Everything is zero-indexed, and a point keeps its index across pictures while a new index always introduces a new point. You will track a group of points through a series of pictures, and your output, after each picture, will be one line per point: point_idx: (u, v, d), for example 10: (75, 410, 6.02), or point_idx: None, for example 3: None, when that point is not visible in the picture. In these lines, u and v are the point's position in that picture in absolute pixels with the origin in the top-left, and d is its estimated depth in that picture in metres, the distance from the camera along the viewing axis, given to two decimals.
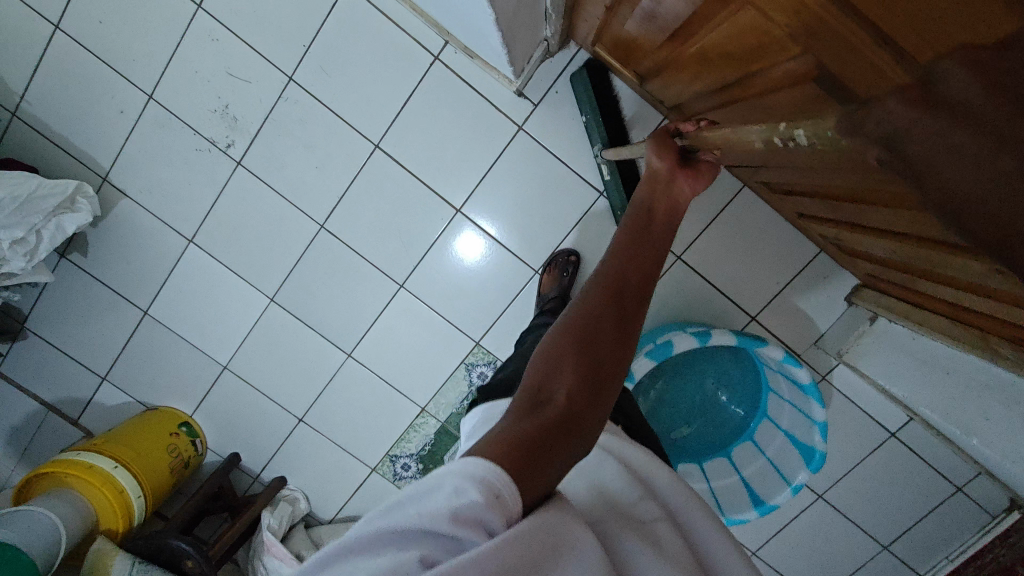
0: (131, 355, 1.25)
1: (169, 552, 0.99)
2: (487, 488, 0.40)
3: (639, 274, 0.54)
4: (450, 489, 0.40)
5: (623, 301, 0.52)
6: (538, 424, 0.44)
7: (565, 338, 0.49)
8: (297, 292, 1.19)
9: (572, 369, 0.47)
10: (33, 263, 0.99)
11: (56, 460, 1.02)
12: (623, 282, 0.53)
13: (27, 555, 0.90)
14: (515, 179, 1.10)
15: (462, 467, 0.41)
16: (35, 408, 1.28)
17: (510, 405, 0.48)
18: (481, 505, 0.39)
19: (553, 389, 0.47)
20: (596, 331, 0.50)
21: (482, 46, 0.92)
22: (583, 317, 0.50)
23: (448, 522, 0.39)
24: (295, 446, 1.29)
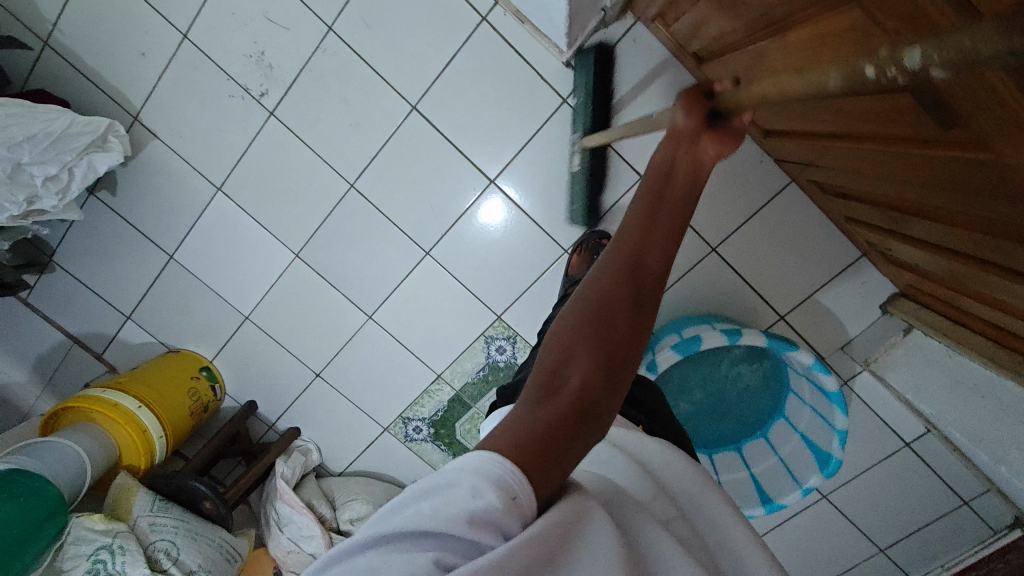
0: (155, 297, 1.26)
1: (186, 493, 1.02)
2: (503, 490, 0.39)
3: (657, 245, 0.50)
4: (467, 491, 0.39)
5: (641, 271, 0.49)
6: (551, 411, 0.43)
7: (580, 321, 0.47)
8: (322, 249, 1.18)
9: (586, 353, 0.46)
10: (65, 200, 0.98)
11: (82, 396, 1.05)
12: (639, 257, 0.49)
13: (54, 484, 0.91)
14: (553, 154, 1.06)
15: (478, 468, 0.40)
16: (61, 340, 1.31)
17: (522, 389, 0.46)
18: (500, 507, 0.39)
19: (567, 376, 0.45)
20: (611, 306, 0.47)
21: (541, 10, 0.87)
22: (599, 296, 0.48)
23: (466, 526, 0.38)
24: (312, 399, 1.31)
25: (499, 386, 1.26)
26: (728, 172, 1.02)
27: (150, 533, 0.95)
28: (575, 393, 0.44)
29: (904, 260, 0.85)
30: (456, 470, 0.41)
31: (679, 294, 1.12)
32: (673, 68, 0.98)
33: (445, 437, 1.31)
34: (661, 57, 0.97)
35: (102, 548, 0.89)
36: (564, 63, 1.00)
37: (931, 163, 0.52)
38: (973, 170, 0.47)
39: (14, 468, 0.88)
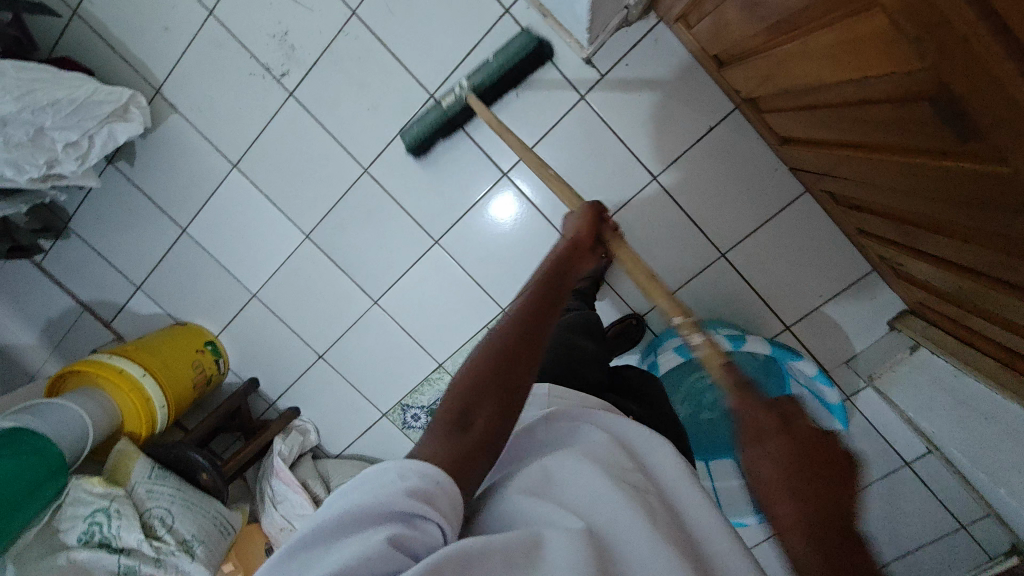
0: (165, 269, 1.27)
1: (184, 464, 1.04)
2: (429, 482, 0.45)
3: (548, 312, 0.60)
4: (400, 483, 0.45)
5: (537, 330, 0.57)
6: (461, 446, 0.49)
7: (486, 367, 0.53)
8: (333, 232, 1.19)
9: (493, 396, 0.52)
10: (84, 167, 1.00)
11: (88, 360, 1.06)
12: (535, 320, 0.58)
13: (57, 445, 0.92)
14: (567, 151, 1.06)
15: (406, 466, 0.46)
16: (72, 305, 1.33)
17: (432, 423, 0.51)
18: (426, 484, 0.45)
19: (474, 415, 0.51)
20: (512, 356, 0.54)
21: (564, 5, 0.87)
22: (498, 347, 0.55)
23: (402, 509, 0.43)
24: (313, 380, 1.32)
25: None
26: (741, 179, 1.02)
27: (146, 500, 0.95)
28: (482, 430, 0.50)
29: (916, 276, 0.84)
30: (386, 470, 0.46)
31: (685, 298, 1.12)
32: (693, 71, 0.97)
33: None
34: (682, 58, 0.97)
35: (99, 510, 0.90)
36: (584, 59, 0.99)
37: (946, 175, 0.52)
38: (978, 182, 0.48)
39: (17, 427, 0.89)
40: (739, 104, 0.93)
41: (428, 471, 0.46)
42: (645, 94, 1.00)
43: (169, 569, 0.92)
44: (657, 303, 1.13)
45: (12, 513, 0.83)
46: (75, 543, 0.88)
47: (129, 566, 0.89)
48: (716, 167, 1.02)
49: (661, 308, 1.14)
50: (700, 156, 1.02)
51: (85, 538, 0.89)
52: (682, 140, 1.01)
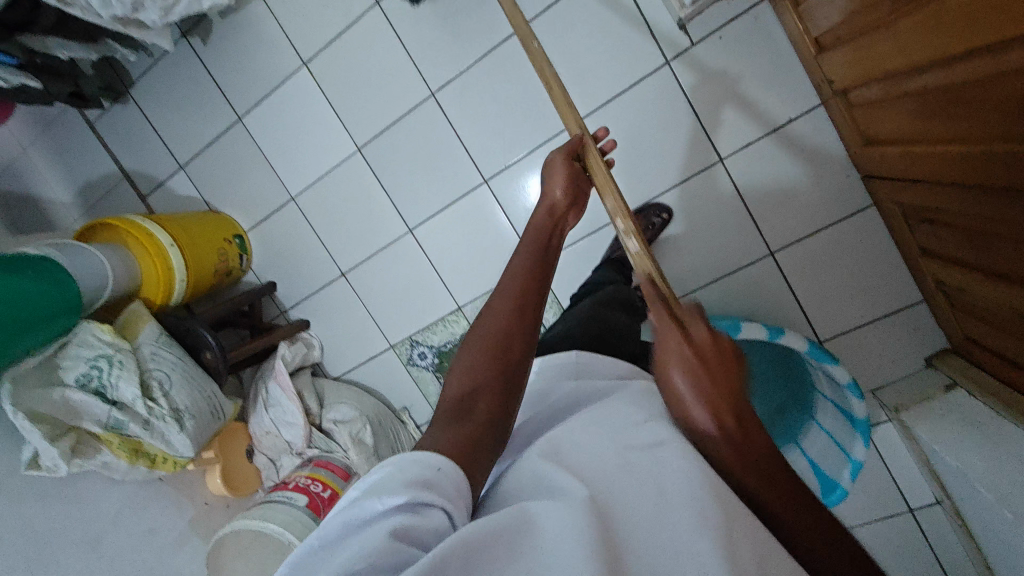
0: (211, 154, 1.27)
1: (191, 339, 1.03)
2: (425, 473, 0.40)
3: (532, 294, 0.58)
4: (394, 478, 0.39)
5: (524, 315, 0.56)
6: (467, 429, 0.47)
7: (483, 356, 0.52)
8: (385, 150, 1.17)
9: (491, 380, 0.51)
10: (164, 21, 1.00)
11: (121, 218, 1.05)
12: (517, 302, 0.57)
13: (78, 285, 0.91)
14: (639, 114, 1.03)
15: (396, 463, 0.41)
16: (113, 171, 1.33)
17: (435, 414, 0.50)
18: (424, 472, 0.40)
19: (476, 401, 0.49)
20: (500, 341, 0.54)
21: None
22: (495, 333, 0.54)
23: (400, 503, 0.37)
24: (330, 297, 1.30)
25: None
26: (809, 180, 0.99)
27: (149, 360, 0.94)
28: (487, 408, 0.49)
29: (975, 305, 0.81)
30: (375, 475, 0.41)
31: (723, 290, 1.09)
32: (786, 58, 0.95)
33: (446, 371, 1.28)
34: (778, 42, 0.94)
35: (102, 357, 0.88)
36: (678, 24, 0.97)
37: None
38: None
39: (43, 256, 0.89)
40: (827, 97, 0.91)
41: (420, 462, 0.41)
42: (731, 72, 0.97)
43: (156, 434, 0.92)
44: (694, 290, 1.10)
45: (24, 332, 0.81)
46: (73, 384, 0.87)
47: (119, 420, 0.88)
48: (786, 162, 0.99)
49: (696, 296, 1.11)
50: (773, 146, 0.99)
51: (83, 381, 0.87)
52: (758, 127, 0.99)
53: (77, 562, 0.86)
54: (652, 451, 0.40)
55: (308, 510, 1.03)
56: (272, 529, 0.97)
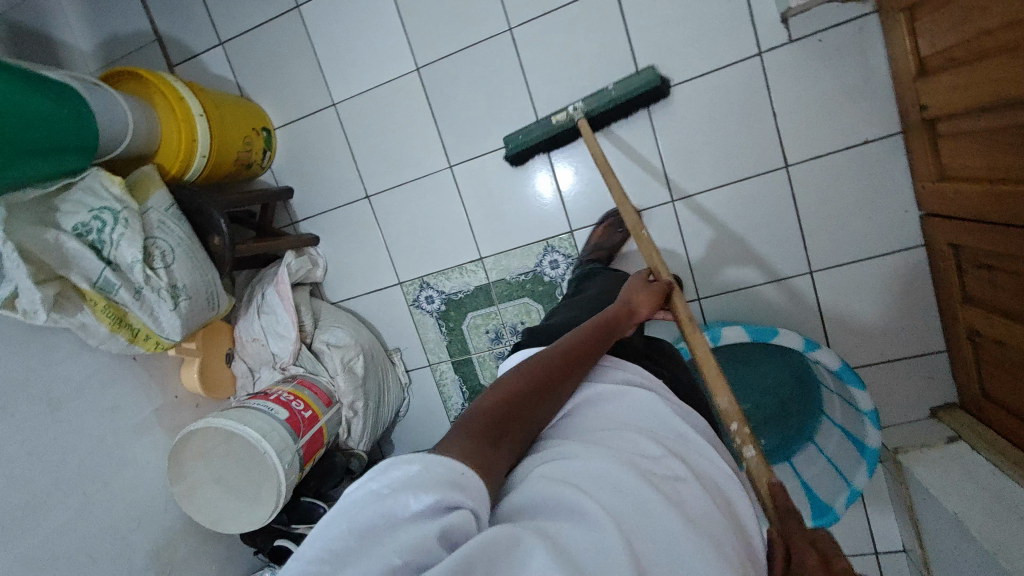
0: (256, 37, 1.18)
1: (201, 219, 0.96)
2: (453, 473, 0.43)
3: (579, 371, 0.64)
4: (428, 478, 0.41)
5: (563, 385, 0.61)
6: (492, 447, 0.50)
7: (524, 390, 0.57)
8: (445, 78, 1.11)
9: (520, 422, 0.55)
10: None
11: (154, 73, 0.97)
12: (568, 370, 0.62)
13: (98, 125, 0.83)
14: (716, 102, 1.00)
15: (425, 462, 0.42)
16: (146, 30, 1.23)
17: (469, 421, 0.52)
18: (450, 476, 0.42)
19: (507, 424, 0.53)
20: (540, 399, 0.58)
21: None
22: (540, 373, 0.60)
23: (440, 504, 0.40)
24: (347, 217, 1.24)
25: (532, 298, 1.18)
26: (867, 207, 0.98)
27: (155, 228, 0.85)
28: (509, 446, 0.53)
29: (1009, 360, 0.82)
30: (400, 466, 0.42)
31: (753, 298, 1.07)
32: (878, 78, 0.93)
33: (450, 321, 1.23)
34: (876, 60, 0.92)
35: (107, 210, 0.80)
36: (782, 16, 0.94)
37: None
38: None
39: (65, 85, 0.80)
40: (913, 125, 0.89)
41: (446, 461, 0.43)
42: (821, 80, 0.95)
43: (145, 307, 0.84)
44: (724, 291, 1.08)
45: (30, 154, 0.73)
46: (69, 231, 0.79)
47: (109, 282, 0.81)
48: (850, 185, 0.98)
49: (724, 297, 1.08)
50: (840, 166, 0.98)
51: (81, 231, 0.79)
52: (832, 142, 0.97)
53: (30, 420, 0.78)
54: (651, 484, 0.48)
55: (286, 424, 0.97)
56: (248, 433, 0.91)
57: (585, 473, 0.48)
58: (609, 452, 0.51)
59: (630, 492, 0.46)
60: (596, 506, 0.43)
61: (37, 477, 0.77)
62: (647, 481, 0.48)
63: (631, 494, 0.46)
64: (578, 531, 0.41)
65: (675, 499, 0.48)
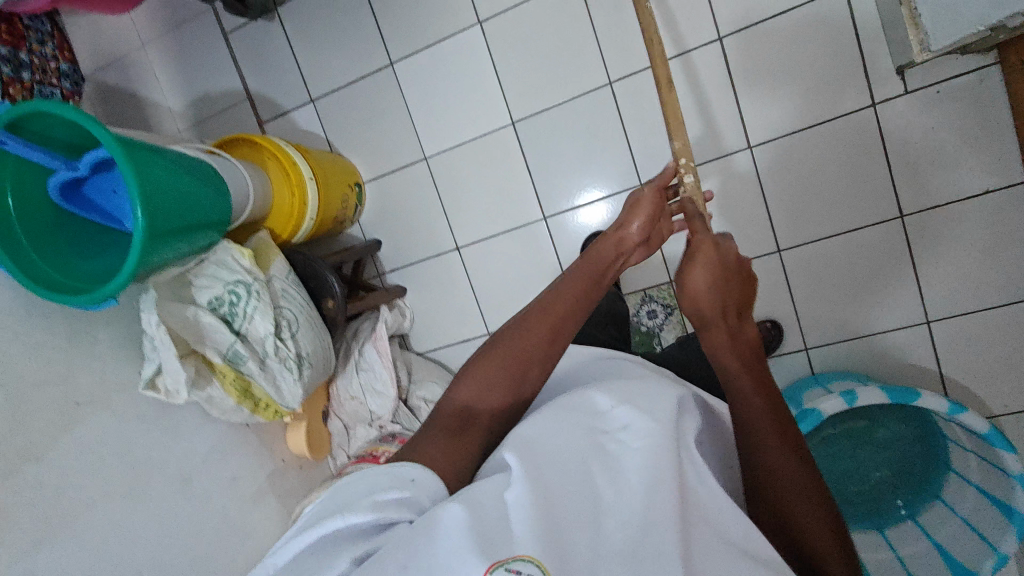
0: (349, 94, 1.19)
1: (315, 283, 0.95)
2: (398, 483, 0.51)
3: (560, 343, 0.63)
4: (367, 496, 0.49)
5: (538, 360, 0.62)
6: (457, 444, 0.58)
7: (492, 371, 0.61)
8: (541, 131, 1.11)
9: (493, 403, 0.61)
10: None
11: (267, 139, 0.98)
12: (545, 345, 0.62)
13: (229, 196, 0.83)
14: (826, 153, 0.99)
15: (368, 481, 0.51)
16: (236, 89, 1.24)
17: (441, 419, 0.61)
18: (393, 491, 0.50)
19: (475, 416, 0.60)
20: (513, 379, 0.62)
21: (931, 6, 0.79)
22: (510, 349, 0.62)
23: (377, 520, 0.47)
24: (436, 268, 1.23)
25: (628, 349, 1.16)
26: (987, 257, 0.96)
27: (280, 296, 0.85)
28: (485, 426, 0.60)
29: None
30: (350, 484, 0.51)
31: (866, 347, 1.04)
32: (1000, 128, 0.91)
33: None
34: (998, 112, 0.91)
35: (241, 283, 0.80)
36: (897, 69, 0.93)
37: None
38: None
39: (198, 159, 0.80)
40: None
41: (395, 475, 0.51)
42: (937, 132, 0.94)
43: (269, 376, 0.82)
44: (835, 342, 1.05)
45: (185, 232, 0.73)
46: (205, 306, 0.79)
47: (238, 354, 0.80)
48: (970, 234, 0.96)
49: (835, 347, 1.05)
50: (960, 215, 0.96)
51: (215, 304, 0.79)
52: (950, 192, 0.95)
53: (166, 500, 0.77)
54: (594, 446, 0.50)
55: None
56: None
57: (530, 426, 0.52)
58: (567, 421, 0.52)
59: (569, 464, 0.48)
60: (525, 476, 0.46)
61: (174, 562, 0.76)
62: (580, 453, 0.49)
63: (575, 466, 0.48)
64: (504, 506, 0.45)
65: (615, 470, 0.48)
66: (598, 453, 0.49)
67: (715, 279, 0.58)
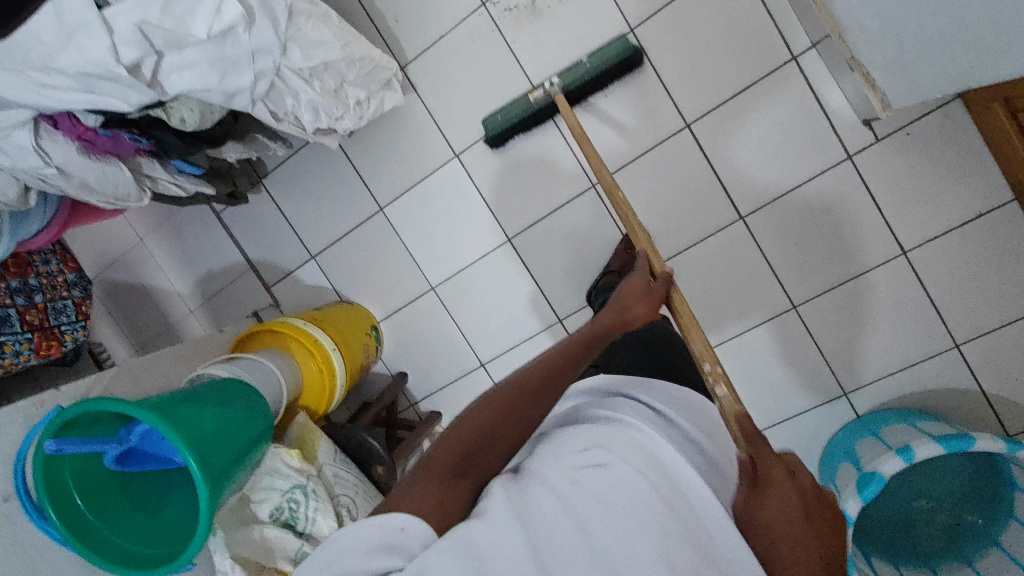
0: (347, 244, 1.22)
1: (361, 452, 0.97)
2: (387, 534, 0.45)
3: (550, 400, 0.57)
4: (361, 545, 0.45)
5: (538, 405, 0.56)
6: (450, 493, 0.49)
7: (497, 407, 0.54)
8: (537, 242, 1.14)
9: (484, 457, 0.52)
10: (361, 123, 0.86)
11: (285, 322, 1.01)
12: (539, 400, 0.56)
13: (265, 397, 0.86)
14: (815, 208, 1.02)
15: (358, 529, 0.45)
16: (238, 261, 1.29)
17: (428, 461, 0.51)
18: (385, 545, 0.44)
19: (468, 466, 0.51)
20: (514, 421, 0.54)
21: (886, 74, 0.83)
22: (518, 389, 0.56)
23: (369, 568, 0.43)
24: (466, 388, 1.24)
25: None
26: (1000, 274, 0.96)
27: (334, 483, 0.87)
28: (473, 483, 0.51)
29: None
30: (340, 534, 0.46)
31: (902, 380, 1.05)
32: (978, 154, 0.93)
33: None
34: (971, 139, 0.93)
35: (297, 487, 0.82)
36: (863, 120, 0.96)
37: None
38: None
39: (231, 378, 0.83)
40: None
41: (384, 524, 0.46)
42: (916, 169, 0.96)
43: None
44: (871, 380, 1.06)
45: (240, 461, 0.76)
46: (268, 519, 0.81)
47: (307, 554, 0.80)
48: (976, 255, 0.97)
49: (876, 386, 1.06)
50: (961, 240, 0.97)
51: (276, 514, 0.81)
52: (944, 220, 0.97)
53: None
54: (576, 476, 0.47)
55: None
56: None
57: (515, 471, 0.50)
58: (548, 460, 0.49)
59: (551, 495, 0.46)
60: (509, 515, 0.45)
61: None
62: (563, 481, 0.47)
63: (556, 500, 0.46)
64: (496, 540, 0.43)
65: (595, 500, 0.46)
66: (577, 479, 0.47)
67: (797, 532, 0.47)
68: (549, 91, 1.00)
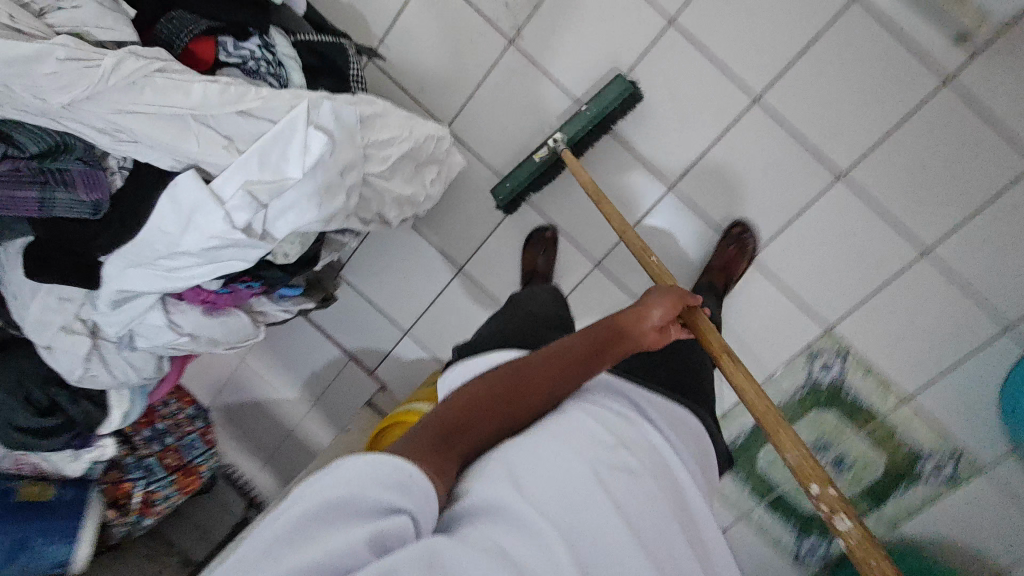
0: (437, 312, 1.22)
1: None
2: (398, 475, 0.42)
3: (552, 395, 0.55)
4: (370, 481, 0.41)
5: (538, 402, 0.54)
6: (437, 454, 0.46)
7: (498, 384, 0.53)
8: (626, 260, 1.10)
9: (475, 433, 0.50)
10: (435, 196, 0.85)
11: (412, 411, 1.01)
12: (545, 391, 0.55)
13: None
14: (922, 144, 0.93)
15: (369, 464, 0.42)
16: (337, 356, 1.31)
17: (422, 423, 0.49)
18: (396, 491, 0.41)
19: (460, 436, 0.49)
20: (513, 406, 0.52)
21: None
22: (524, 371, 0.54)
23: (375, 508, 0.41)
24: None
25: (835, 404, 1.08)
26: None
27: None
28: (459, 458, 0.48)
29: None
30: (344, 467, 0.42)
31: None
32: None
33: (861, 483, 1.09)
34: None
35: None
36: (955, 37, 0.87)
37: None
38: None
39: None
40: None
41: (393, 466, 0.42)
42: None
43: None
44: None
45: None
46: None
47: None
48: None
49: None
50: None
51: None
52: None
53: None
54: (612, 470, 0.48)
55: None
56: None
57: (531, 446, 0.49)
58: (574, 444, 0.49)
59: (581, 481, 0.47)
60: (535, 495, 0.45)
61: None
62: (595, 472, 0.47)
63: (579, 486, 0.46)
64: (518, 526, 0.43)
65: (618, 494, 0.47)
66: (613, 476, 0.48)
67: None
68: (555, 149, 1.00)
